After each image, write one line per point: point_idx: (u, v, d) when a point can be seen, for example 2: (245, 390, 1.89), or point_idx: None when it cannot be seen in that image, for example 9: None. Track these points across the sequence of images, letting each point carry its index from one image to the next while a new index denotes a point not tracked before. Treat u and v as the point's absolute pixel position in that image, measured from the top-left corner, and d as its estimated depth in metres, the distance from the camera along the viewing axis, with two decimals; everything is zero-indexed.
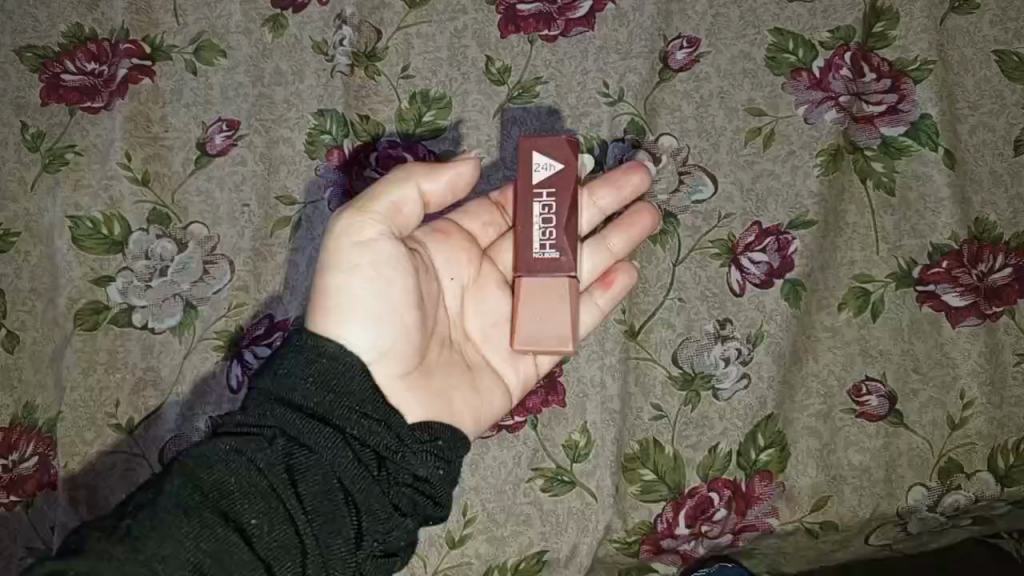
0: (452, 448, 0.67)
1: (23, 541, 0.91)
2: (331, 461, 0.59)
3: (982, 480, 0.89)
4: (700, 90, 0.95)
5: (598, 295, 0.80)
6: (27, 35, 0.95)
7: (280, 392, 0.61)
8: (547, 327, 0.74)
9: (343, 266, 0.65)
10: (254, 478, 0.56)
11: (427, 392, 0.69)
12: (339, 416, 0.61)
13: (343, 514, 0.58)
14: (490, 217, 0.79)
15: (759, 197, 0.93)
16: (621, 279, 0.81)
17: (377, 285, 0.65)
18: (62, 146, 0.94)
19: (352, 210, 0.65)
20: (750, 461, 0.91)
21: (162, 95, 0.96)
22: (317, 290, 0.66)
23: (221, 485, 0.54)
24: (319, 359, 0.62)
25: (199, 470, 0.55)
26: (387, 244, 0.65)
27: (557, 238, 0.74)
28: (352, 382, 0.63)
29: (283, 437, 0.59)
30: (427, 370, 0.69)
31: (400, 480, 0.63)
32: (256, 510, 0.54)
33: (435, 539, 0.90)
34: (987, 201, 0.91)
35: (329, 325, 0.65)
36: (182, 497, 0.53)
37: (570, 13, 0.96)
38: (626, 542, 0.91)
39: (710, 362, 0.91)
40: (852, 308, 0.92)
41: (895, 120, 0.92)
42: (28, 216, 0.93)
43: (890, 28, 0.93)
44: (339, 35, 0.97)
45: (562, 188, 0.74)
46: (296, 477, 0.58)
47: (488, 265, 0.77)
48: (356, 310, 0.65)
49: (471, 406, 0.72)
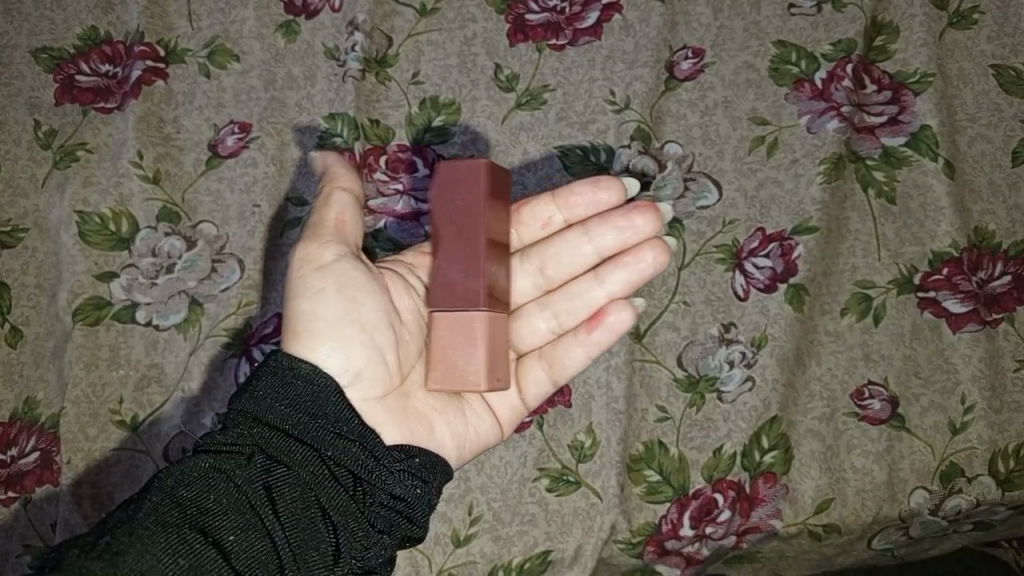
0: (429, 468, 0.68)
1: (21, 538, 0.89)
2: (310, 478, 0.59)
3: (982, 484, 0.89)
4: (705, 99, 0.97)
5: (585, 335, 0.77)
6: (43, 37, 0.98)
7: (257, 411, 0.61)
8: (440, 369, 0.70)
9: (309, 291, 0.66)
10: (233, 494, 0.56)
11: (406, 416, 0.69)
12: (316, 437, 0.61)
13: (321, 531, 0.58)
14: None
15: (763, 204, 0.94)
16: (614, 315, 0.76)
17: (339, 307, 0.66)
18: (74, 143, 0.96)
19: (308, 238, 0.67)
20: (754, 462, 0.91)
21: (174, 96, 0.97)
22: (286, 314, 0.67)
23: (199, 502, 0.54)
24: (296, 380, 0.62)
25: (179, 486, 0.55)
26: (347, 263, 0.67)
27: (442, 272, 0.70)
28: (328, 404, 0.63)
29: (261, 454, 0.59)
30: (406, 394, 0.70)
31: (376, 499, 0.63)
32: (234, 527, 0.54)
33: (440, 537, 0.90)
34: (986, 210, 0.93)
35: (300, 347, 0.65)
36: (160, 513, 0.52)
37: (577, 23, 0.99)
38: (631, 542, 0.90)
39: (714, 365, 0.92)
40: (854, 314, 0.93)
41: (896, 131, 0.94)
42: (36, 212, 0.94)
43: (890, 42, 0.96)
44: (350, 41, 0.99)
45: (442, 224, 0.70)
46: (274, 494, 0.57)
47: None
48: (326, 333, 0.65)
49: (455, 432, 0.73)
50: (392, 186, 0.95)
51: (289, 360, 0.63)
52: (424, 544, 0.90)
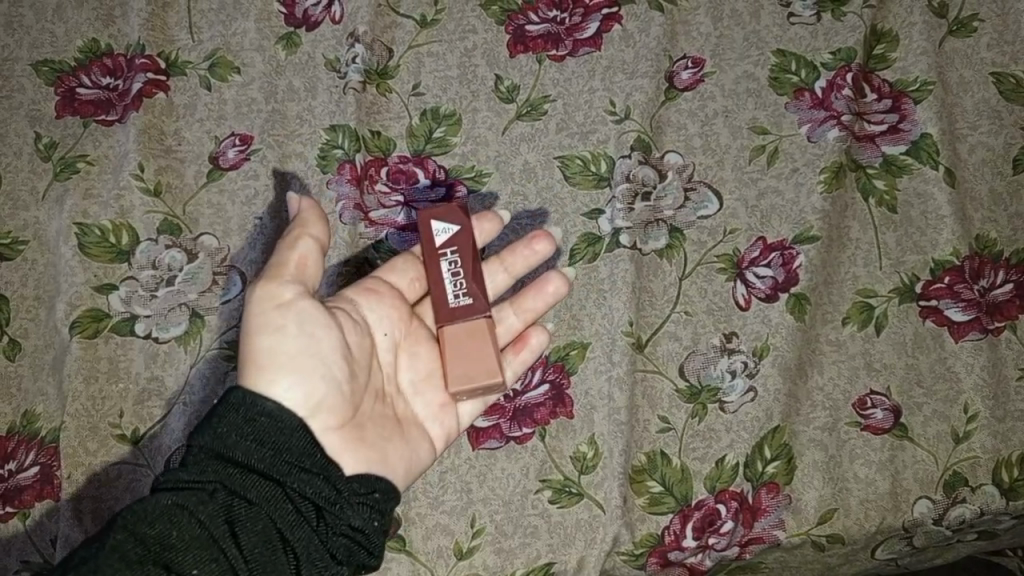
0: (385, 499, 0.70)
1: (19, 553, 0.88)
2: (270, 512, 0.62)
3: (986, 493, 0.90)
4: (705, 109, 0.97)
5: (512, 357, 0.83)
6: (44, 50, 0.99)
7: (220, 448, 0.64)
8: (476, 371, 0.77)
9: (270, 329, 0.67)
10: (196, 531, 0.59)
11: (363, 444, 0.71)
12: (280, 472, 0.64)
13: (281, 561, 0.61)
14: (415, 270, 0.81)
15: (764, 213, 0.95)
16: (535, 339, 0.84)
17: (300, 343, 0.67)
18: (75, 155, 0.96)
19: (268, 276, 0.68)
20: (757, 472, 0.91)
21: (175, 108, 0.98)
22: (244, 351, 0.68)
23: (163, 539, 0.58)
24: (258, 419, 0.65)
25: (144, 523, 0.58)
26: (306, 301, 0.68)
27: (467, 286, 0.80)
28: (292, 439, 0.65)
29: (223, 490, 0.62)
30: (360, 424, 0.71)
31: (337, 529, 0.65)
32: (196, 561, 0.58)
33: (443, 550, 0.89)
34: (988, 218, 0.94)
35: (258, 379, 0.67)
36: (125, 550, 0.56)
37: (577, 34, 0.99)
38: (634, 554, 0.90)
39: (717, 375, 0.92)
40: (856, 322, 0.93)
41: (896, 139, 0.96)
42: (37, 225, 0.95)
43: (890, 50, 0.98)
44: (351, 53, 0.99)
45: (462, 245, 0.81)
46: (237, 527, 0.61)
47: (417, 322, 0.80)
48: (290, 368, 0.67)
49: (404, 458, 0.74)
50: (393, 197, 0.96)
51: (251, 398, 0.65)
52: (427, 557, 0.89)
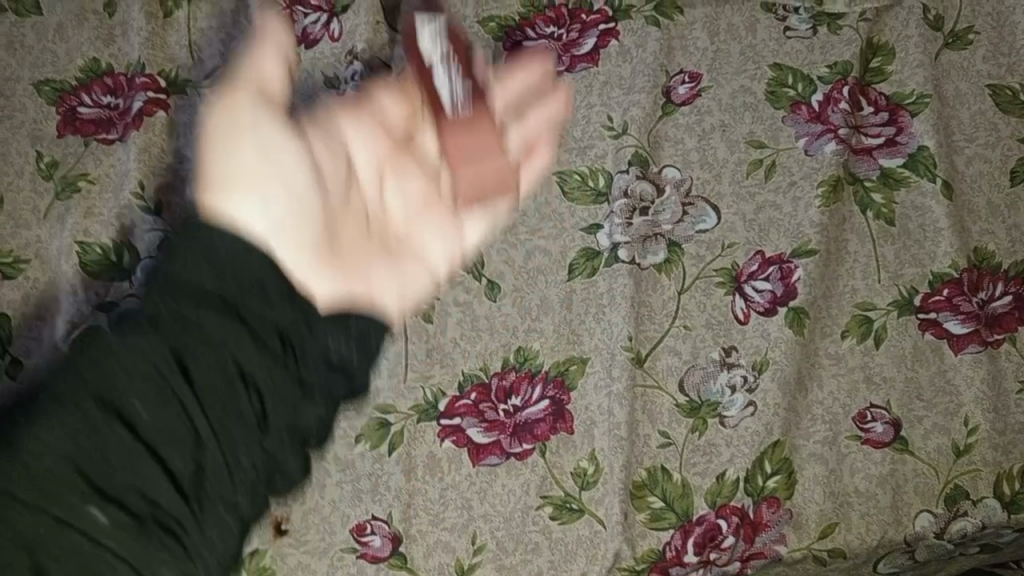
0: (367, 341, 0.44)
1: None
2: (231, 342, 0.39)
3: (988, 506, 0.89)
4: (702, 123, 0.98)
5: (538, 161, 0.55)
6: (45, 69, 0.99)
7: (165, 267, 0.40)
8: (490, 171, 0.53)
9: (223, 126, 0.46)
10: (138, 362, 0.38)
11: (343, 259, 0.46)
12: (251, 289, 0.39)
13: (244, 399, 0.39)
14: (403, 90, 0.56)
15: (762, 227, 0.95)
16: (557, 92, 0.56)
17: (258, 146, 0.46)
18: (76, 174, 0.97)
19: (222, 88, 0.47)
20: (758, 487, 0.90)
21: (175, 127, 0.98)
22: (197, 171, 0.46)
23: (95, 370, 0.37)
24: (201, 224, 0.40)
25: (81, 350, 0.38)
26: (268, 98, 0.47)
27: (467, 97, 0.55)
28: (255, 247, 0.40)
29: (173, 315, 0.39)
30: (338, 237, 0.47)
31: (315, 362, 0.41)
32: (145, 397, 0.38)
33: (444, 568, 0.89)
34: (986, 230, 0.94)
35: (209, 197, 0.43)
36: (54, 386, 0.37)
37: (575, 49, 1.00)
38: (635, 569, 0.89)
39: (716, 390, 0.92)
40: (855, 335, 0.93)
41: (894, 152, 0.96)
42: (39, 244, 0.95)
43: (886, 63, 0.98)
44: (350, 70, 1.00)
45: (455, 56, 0.57)
46: (189, 355, 0.39)
47: (412, 143, 0.54)
48: (248, 178, 0.45)
49: (399, 284, 0.49)
50: None
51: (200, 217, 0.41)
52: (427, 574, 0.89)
